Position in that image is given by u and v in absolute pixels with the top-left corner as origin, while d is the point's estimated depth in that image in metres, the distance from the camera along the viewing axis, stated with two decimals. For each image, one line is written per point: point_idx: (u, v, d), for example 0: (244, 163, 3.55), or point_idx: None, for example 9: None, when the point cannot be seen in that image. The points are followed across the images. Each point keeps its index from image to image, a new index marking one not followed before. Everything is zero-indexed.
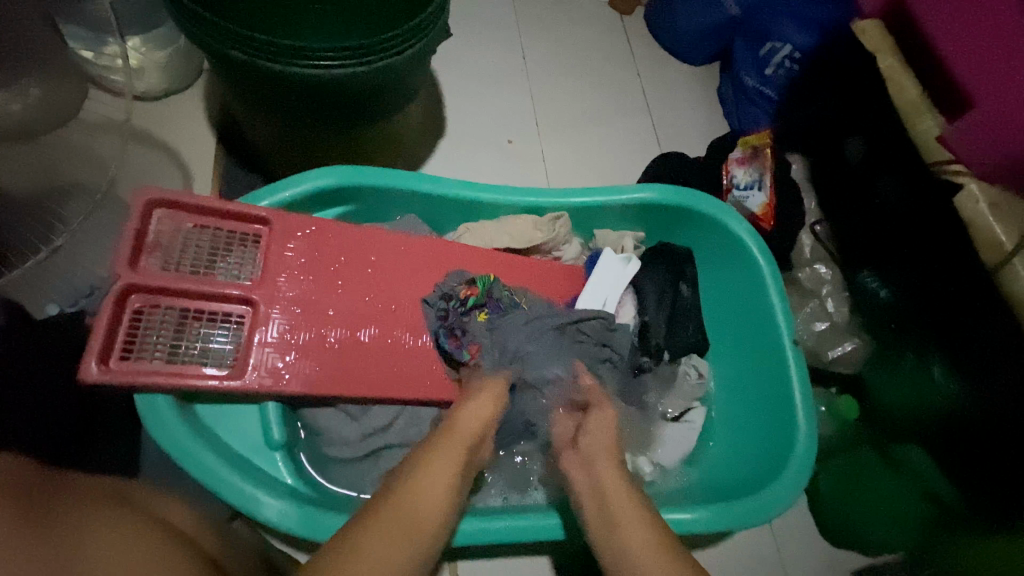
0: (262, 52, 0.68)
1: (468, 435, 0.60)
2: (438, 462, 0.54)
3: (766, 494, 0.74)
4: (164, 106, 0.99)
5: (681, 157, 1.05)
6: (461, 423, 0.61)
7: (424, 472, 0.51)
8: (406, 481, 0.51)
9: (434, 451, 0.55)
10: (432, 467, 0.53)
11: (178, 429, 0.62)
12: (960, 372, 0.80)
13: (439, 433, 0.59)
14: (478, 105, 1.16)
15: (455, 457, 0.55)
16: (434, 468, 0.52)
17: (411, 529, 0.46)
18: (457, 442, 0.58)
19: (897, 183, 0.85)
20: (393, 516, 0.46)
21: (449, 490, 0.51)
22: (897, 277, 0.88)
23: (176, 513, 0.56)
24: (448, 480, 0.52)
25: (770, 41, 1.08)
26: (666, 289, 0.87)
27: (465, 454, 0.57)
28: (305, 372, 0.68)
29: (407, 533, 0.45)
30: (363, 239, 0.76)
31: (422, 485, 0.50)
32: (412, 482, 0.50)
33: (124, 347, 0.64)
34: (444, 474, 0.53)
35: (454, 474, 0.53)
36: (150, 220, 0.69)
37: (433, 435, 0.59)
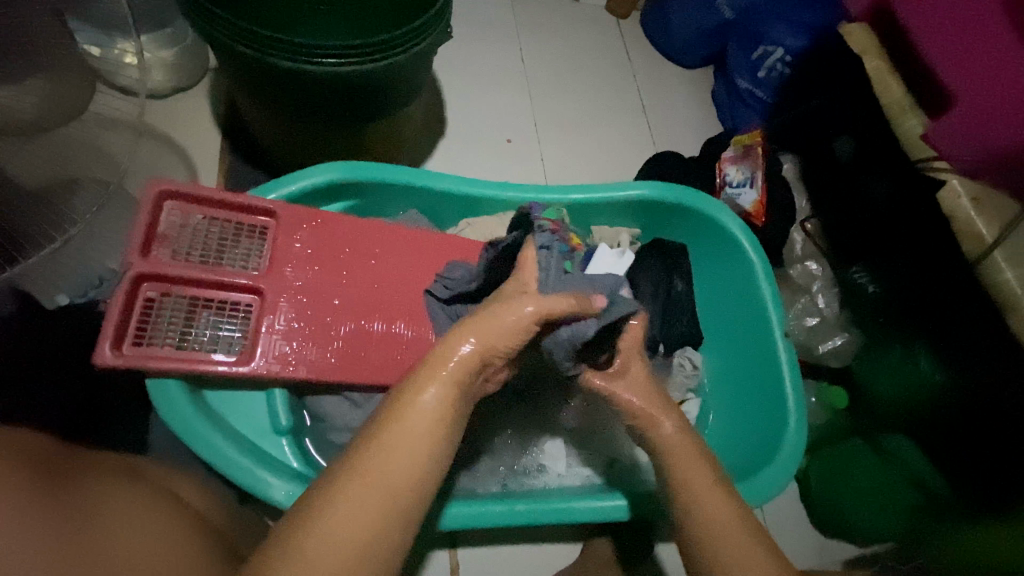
0: (271, 50, 0.70)
1: (458, 375, 0.52)
2: (417, 405, 0.48)
3: (761, 476, 0.76)
4: (170, 103, 1.01)
5: (676, 156, 1.07)
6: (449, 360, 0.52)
7: (398, 424, 0.47)
8: (376, 433, 0.46)
9: (413, 396, 0.49)
10: (407, 417, 0.47)
11: (188, 412, 0.64)
12: (946, 361, 0.83)
13: (423, 366, 0.52)
14: (478, 105, 1.19)
15: (441, 398, 0.49)
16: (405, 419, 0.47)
17: (376, 496, 0.43)
18: (448, 376, 0.51)
19: (885, 181, 0.89)
20: (351, 494, 0.42)
21: (430, 439, 0.47)
22: (884, 272, 0.91)
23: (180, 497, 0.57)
24: (425, 434, 0.47)
25: (761, 45, 1.11)
26: (660, 283, 0.90)
27: (455, 390, 0.51)
28: (311, 358, 0.70)
29: (376, 509, 0.42)
30: (368, 232, 0.78)
31: (391, 440, 0.45)
32: (382, 433, 0.46)
33: (135, 334, 0.66)
34: (419, 433, 0.47)
35: (441, 418, 0.48)
36: (161, 212, 0.71)
37: (418, 367, 0.52)
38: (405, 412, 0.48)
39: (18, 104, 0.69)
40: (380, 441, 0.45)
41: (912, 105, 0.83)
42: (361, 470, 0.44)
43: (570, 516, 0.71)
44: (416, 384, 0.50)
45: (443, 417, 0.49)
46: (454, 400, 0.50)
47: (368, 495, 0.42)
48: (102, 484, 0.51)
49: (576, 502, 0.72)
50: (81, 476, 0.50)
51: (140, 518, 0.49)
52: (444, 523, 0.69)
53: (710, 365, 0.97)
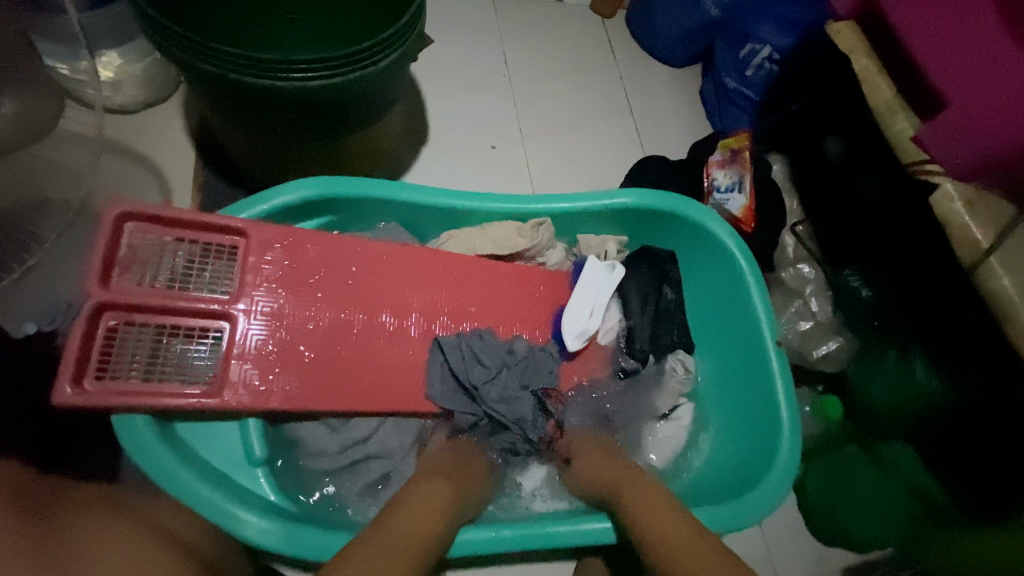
0: (233, 64, 0.67)
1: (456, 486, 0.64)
2: (416, 502, 0.58)
3: (757, 493, 0.74)
4: (140, 118, 0.98)
5: (663, 160, 1.05)
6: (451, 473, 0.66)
7: (398, 512, 0.56)
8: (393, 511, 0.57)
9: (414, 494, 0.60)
10: (409, 507, 0.57)
11: (157, 448, 0.61)
12: (941, 367, 0.81)
13: (424, 476, 0.64)
14: (460, 111, 1.16)
15: (440, 500, 0.60)
16: (412, 502, 0.58)
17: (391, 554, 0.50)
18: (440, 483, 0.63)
19: (879, 181, 0.85)
20: (381, 548, 0.50)
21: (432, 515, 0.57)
22: (880, 277, 0.88)
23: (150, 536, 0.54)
24: (428, 514, 0.57)
25: (749, 42, 1.08)
26: (648, 294, 0.87)
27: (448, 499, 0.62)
28: (285, 388, 0.68)
29: (393, 556, 0.50)
30: (345, 249, 0.75)
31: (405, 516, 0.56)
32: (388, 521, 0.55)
33: (98, 368, 0.63)
34: (426, 514, 0.57)
35: (435, 514, 0.58)
36: (122, 236, 0.67)
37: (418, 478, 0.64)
38: (406, 504, 0.58)
39: None
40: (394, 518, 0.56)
41: (904, 106, 0.81)
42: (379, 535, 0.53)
43: (599, 537, 0.69)
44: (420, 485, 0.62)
45: (440, 511, 0.59)
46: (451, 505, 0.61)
47: (394, 548, 0.51)
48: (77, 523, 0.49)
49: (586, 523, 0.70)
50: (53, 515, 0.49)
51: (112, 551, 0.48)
52: (450, 551, 0.66)
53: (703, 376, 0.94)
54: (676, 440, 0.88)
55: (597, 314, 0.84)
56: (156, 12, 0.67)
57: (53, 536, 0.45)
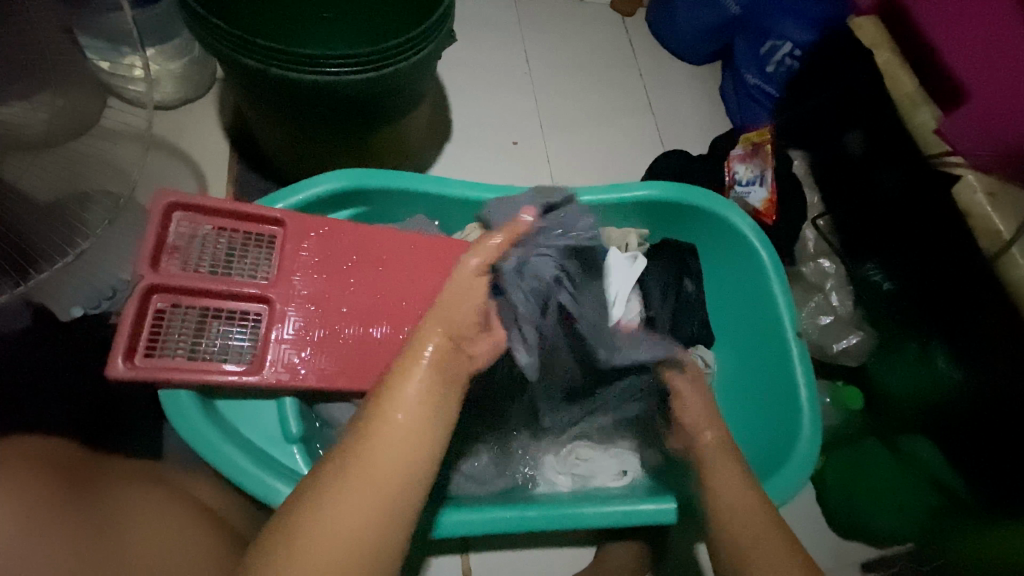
0: (275, 60, 0.70)
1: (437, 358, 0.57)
2: (396, 389, 0.53)
3: (773, 481, 0.75)
4: (178, 113, 1.02)
5: (683, 155, 1.06)
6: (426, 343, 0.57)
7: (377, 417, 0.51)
8: (370, 416, 0.51)
9: (392, 387, 0.53)
10: (389, 404, 0.52)
11: (199, 421, 0.64)
12: (962, 359, 0.82)
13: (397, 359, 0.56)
14: (483, 107, 1.19)
15: (423, 386, 0.54)
16: (392, 400, 0.52)
17: (368, 490, 0.46)
18: (418, 367, 0.55)
19: (896, 175, 0.88)
20: (349, 488, 0.46)
21: (409, 421, 0.51)
22: (900, 269, 0.89)
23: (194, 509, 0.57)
24: (411, 413, 0.52)
25: (770, 39, 1.10)
26: (669, 284, 0.90)
27: (437, 378, 0.55)
28: (320, 368, 0.71)
29: (362, 501, 0.45)
30: (376, 238, 0.78)
31: (384, 428, 0.49)
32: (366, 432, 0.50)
33: (147, 346, 0.66)
34: (407, 409, 0.52)
35: (422, 406, 0.53)
36: (170, 222, 0.71)
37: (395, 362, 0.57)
38: (390, 403, 0.52)
39: (29, 118, 0.70)
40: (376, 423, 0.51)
41: (926, 100, 0.84)
42: (352, 466, 0.47)
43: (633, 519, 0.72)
44: (396, 374, 0.55)
45: (424, 400, 0.53)
46: (439, 381, 0.55)
47: (365, 488, 0.46)
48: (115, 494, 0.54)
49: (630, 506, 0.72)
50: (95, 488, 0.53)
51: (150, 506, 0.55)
52: (433, 530, 0.69)
53: (722, 367, 0.95)
54: None
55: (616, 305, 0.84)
56: (204, 10, 0.71)
57: (93, 512, 0.50)
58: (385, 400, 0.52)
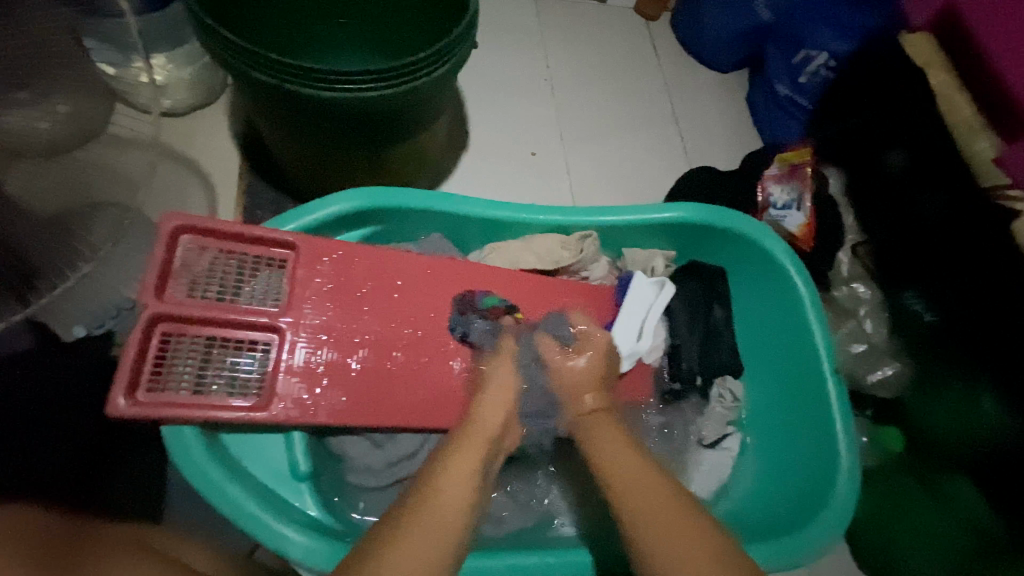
0: (290, 76, 0.66)
1: (488, 431, 0.63)
2: (459, 453, 0.58)
3: (809, 531, 0.71)
4: (187, 121, 0.99)
5: (711, 172, 1.01)
6: (482, 417, 0.64)
7: (440, 473, 0.54)
8: (436, 468, 0.55)
9: (452, 453, 0.58)
10: (453, 461, 0.56)
11: (204, 460, 0.61)
12: (1012, 404, 0.74)
13: (459, 431, 0.62)
14: (502, 116, 1.14)
15: (478, 450, 0.59)
16: (456, 459, 0.57)
17: (441, 525, 0.49)
18: (476, 437, 0.61)
19: (944, 201, 0.81)
20: (426, 525, 0.48)
21: (470, 475, 0.55)
22: (942, 298, 0.82)
23: (204, 557, 0.54)
24: (470, 471, 0.56)
25: (804, 49, 1.04)
26: (696, 312, 0.84)
27: (484, 444, 0.61)
28: (332, 402, 0.67)
29: (438, 535, 0.48)
30: (389, 262, 0.74)
31: (445, 480, 0.53)
32: (428, 483, 0.53)
33: (150, 378, 0.63)
34: (467, 466, 0.56)
35: (475, 466, 0.57)
36: (177, 245, 0.68)
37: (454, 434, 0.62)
38: (452, 460, 0.57)
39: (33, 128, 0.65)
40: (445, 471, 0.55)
41: (980, 125, 0.82)
42: (428, 504, 0.50)
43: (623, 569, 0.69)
44: (454, 443, 0.60)
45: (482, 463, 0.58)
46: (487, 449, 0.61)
47: (436, 526, 0.48)
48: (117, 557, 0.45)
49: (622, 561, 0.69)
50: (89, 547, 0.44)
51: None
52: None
53: (750, 399, 0.90)
54: (719, 471, 0.85)
55: (646, 335, 0.82)
56: (215, 22, 0.67)
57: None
58: (451, 456, 0.57)
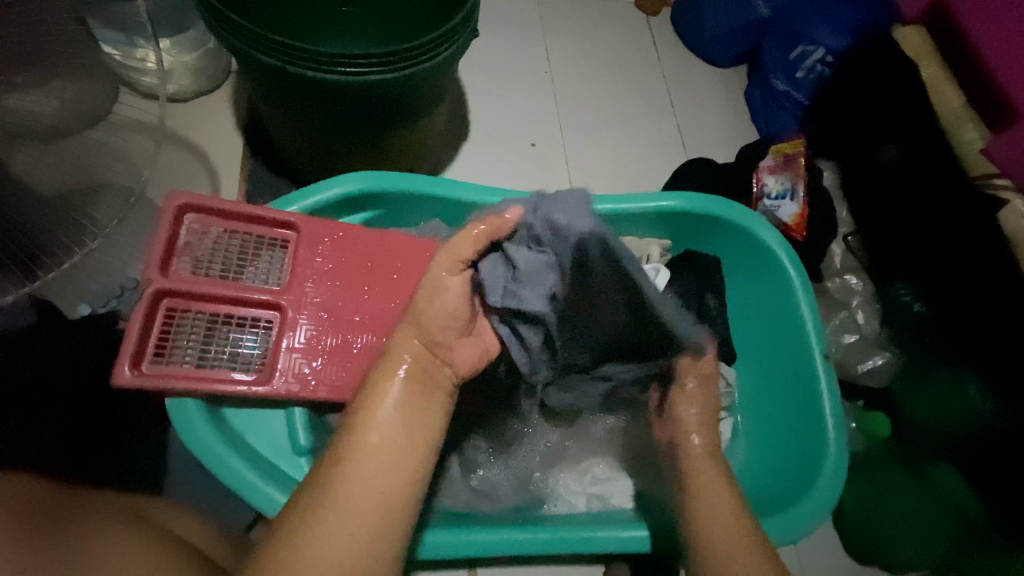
0: (295, 59, 0.68)
1: (407, 378, 0.55)
2: (374, 411, 0.52)
3: (800, 509, 0.72)
4: (191, 106, 1.00)
5: (708, 164, 1.03)
6: (393, 364, 0.56)
7: (349, 445, 0.50)
8: (348, 435, 0.51)
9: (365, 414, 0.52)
10: (362, 429, 0.51)
11: (206, 432, 0.62)
12: (995, 390, 0.76)
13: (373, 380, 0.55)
14: (501, 106, 1.16)
15: (396, 407, 0.53)
16: (366, 424, 0.51)
17: (350, 512, 0.45)
18: (394, 384, 0.54)
19: (934, 193, 0.83)
20: (327, 520, 0.44)
21: (392, 444, 0.50)
22: (931, 289, 0.84)
23: (199, 525, 0.55)
24: (391, 435, 0.51)
25: (801, 43, 1.04)
26: (691, 299, 0.87)
27: (408, 397, 0.54)
28: (332, 378, 0.69)
29: (350, 525, 0.45)
30: (390, 245, 0.76)
31: (349, 465, 0.48)
32: (343, 456, 0.49)
33: (154, 352, 0.65)
34: (385, 432, 0.51)
35: (400, 431, 0.51)
36: (181, 224, 0.69)
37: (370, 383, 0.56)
38: (363, 429, 0.51)
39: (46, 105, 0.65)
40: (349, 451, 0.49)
41: (971, 117, 0.86)
42: (333, 485, 0.47)
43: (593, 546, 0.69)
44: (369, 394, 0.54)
45: (403, 422, 0.52)
46: (410, 400, 0.54)
47: (341, 516, 0.45)
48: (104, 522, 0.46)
49: (599, 531, 0.69)
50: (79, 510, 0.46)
51: (136, 545, 0.44)
52: (419, 551, 0.65)
53: (743, 385, 0.92)
54: None
55: None
56: (222, 6, 0.68)
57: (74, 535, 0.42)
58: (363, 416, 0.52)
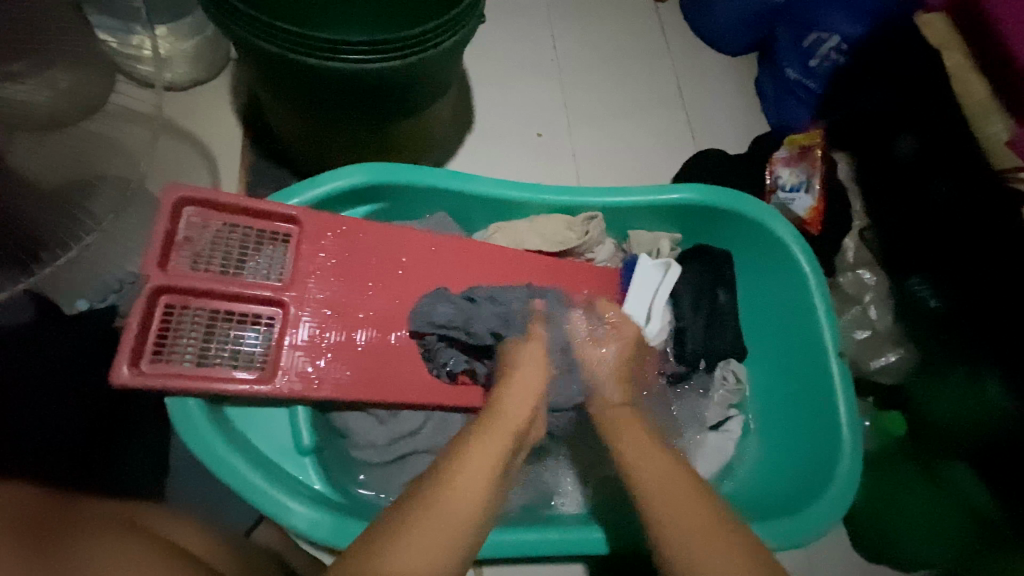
0: (297, 46, 0.65)
1: (513, 424, 0.57)
2: (476, 446, 0.53)
3: (814, 509, 0.71)
4: (190, 96, 0.98)
5: (719, 156, 1.00)
6: (504, 410, 0.59)
7: (453, 467, 0.50)
8: (452, 458, 0.51)
9: (468, 444, 0.53)
10: (467, 456, 0.51)
11: (207, 432, 0.61)
12: (1014, 387, 0.74)
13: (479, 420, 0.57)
14: (507, 96, 1.13)
15: (496, 450, 0.53)
16: (473, 452, 0.52)
17: (445, 526, 0.45)
18: (505, 426, 0.57)
19: (950, 186, 0.81)
20: (423, 526, 0.44)
21: (489, 472, 0.51)
22: (947, 283, 0.83)
23: (195, 532, 0.53)
24: (487, 466, 0.51)
25: (815, 31, 1.01)
26: (703, 294, 0.84)
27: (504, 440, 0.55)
28: (336, 376, 0.67)
29: (441, 535, 0.44)
30: (396, 238, 0.74)
31: (448, 488, 0.47)
32: (443, 476, 0.49)
33: (154, 350, 0.63)
34: (484, 462, 0.51)
35: (492, 464, 0.52)
36: (180, 218, 0.67)
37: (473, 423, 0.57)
38: (459, 462, 0.50)
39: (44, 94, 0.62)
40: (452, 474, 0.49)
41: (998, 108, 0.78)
42: (436, 495, 0.46)
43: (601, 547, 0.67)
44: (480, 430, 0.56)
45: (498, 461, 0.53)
46: (507, 447, 0.55)
47: (436, 531, 0.44)
48: (98, 534, 0.44)
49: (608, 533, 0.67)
50: (74, 521, 0.44)
51: (133, 556, 0.43)
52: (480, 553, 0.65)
53: (754, 382, 0.90)
54: (721, 454, 0.85)
55: (654, 318, 0.82)
56: None
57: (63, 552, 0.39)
58: (480, 437, 0.54)
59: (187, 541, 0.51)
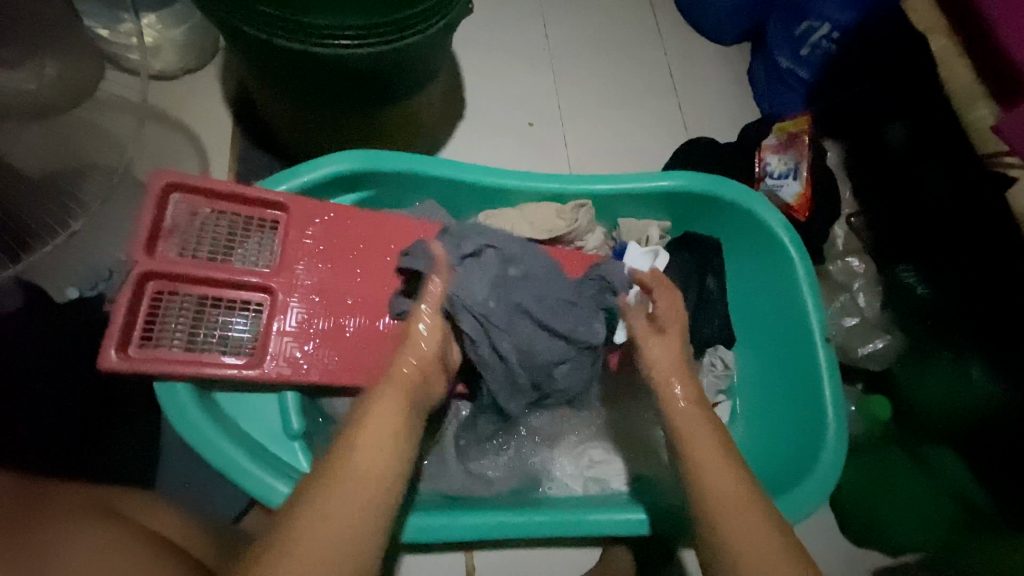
0: (280, 30, 0.65)
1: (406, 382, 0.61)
2: (372, 414, 0.55)
3: (797, 492, 0.71)
4: (179, 84, 0.97)
5: (710, 144, 1.00)
6: (396, 374, 0.61)
7: (352, 438, 0.52)
8: (351, 431, 0.53)
9: (365, 413, 0.55)
10: (367, 426, 0.53)
11: (195, 415, 0.62)
12: (1000, 372, 0.75)
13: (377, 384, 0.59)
14: (498, 84, 1.13)
15: (392, 414, 0.56)
16: (371, 419, 0.54)
17: (353, 492, 0.47)
18: (399, 389, 0.60)
19: (939, 173, 0.82)
20: (335, 497, 0.46)
21: (389, 436, 0.53)
22: (935, 270, 0.84)
23: (179, 519, 0.54)
24: (387, 429, 0.54)
25: (806, 19, 0.99)
26: (692, 281, 0.85)
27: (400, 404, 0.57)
28: (324, 362, 0.68)
29: (356, 505, 0.46)
30: (384, 226, 0.74)
31: (349, 460, 0.49)
32: (344, 448, 0.51)
33: (142, 336, 0.64)
34: (382, 427, 0.54)
35: (392, 428, 0.54)
36: (167, 204, 0.67)
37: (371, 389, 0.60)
38: (360, 431, 0.53)
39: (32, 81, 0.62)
40: (354, 444, 0.51)
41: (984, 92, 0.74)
42: (336, 473, 0.48)
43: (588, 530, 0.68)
44: (375, 394, 0.58)
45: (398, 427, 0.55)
46: (405, 407, 0.58)
47: (347, 502, 0.46)
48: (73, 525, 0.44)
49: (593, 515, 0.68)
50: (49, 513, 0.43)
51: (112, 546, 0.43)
52: (402, 535, 0.65)
53: (743, 369, 0.91)
54: None
55: None
56: None
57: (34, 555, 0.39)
58: (373, 407, 0.56)
59: (166, 529, 0.51)
